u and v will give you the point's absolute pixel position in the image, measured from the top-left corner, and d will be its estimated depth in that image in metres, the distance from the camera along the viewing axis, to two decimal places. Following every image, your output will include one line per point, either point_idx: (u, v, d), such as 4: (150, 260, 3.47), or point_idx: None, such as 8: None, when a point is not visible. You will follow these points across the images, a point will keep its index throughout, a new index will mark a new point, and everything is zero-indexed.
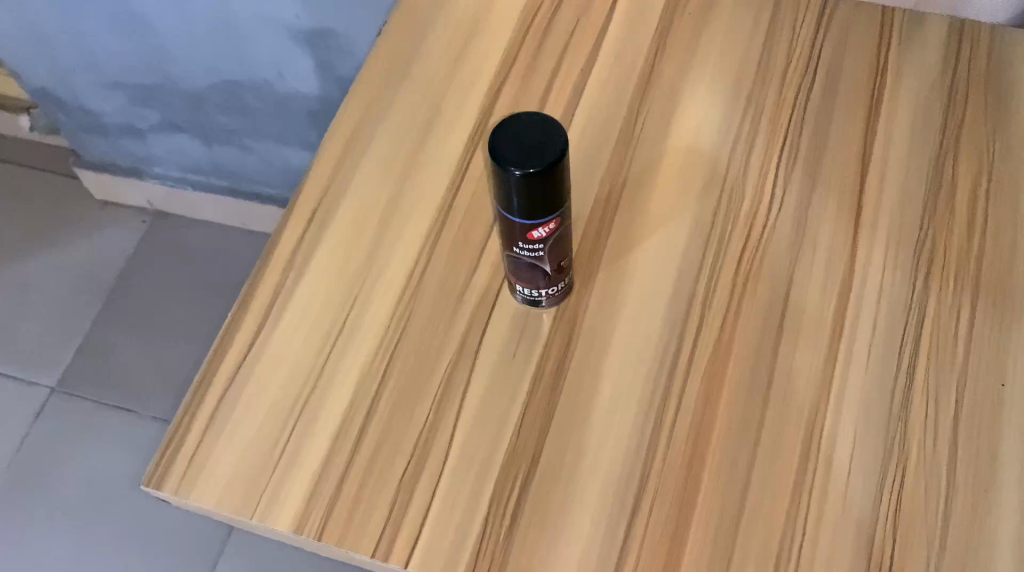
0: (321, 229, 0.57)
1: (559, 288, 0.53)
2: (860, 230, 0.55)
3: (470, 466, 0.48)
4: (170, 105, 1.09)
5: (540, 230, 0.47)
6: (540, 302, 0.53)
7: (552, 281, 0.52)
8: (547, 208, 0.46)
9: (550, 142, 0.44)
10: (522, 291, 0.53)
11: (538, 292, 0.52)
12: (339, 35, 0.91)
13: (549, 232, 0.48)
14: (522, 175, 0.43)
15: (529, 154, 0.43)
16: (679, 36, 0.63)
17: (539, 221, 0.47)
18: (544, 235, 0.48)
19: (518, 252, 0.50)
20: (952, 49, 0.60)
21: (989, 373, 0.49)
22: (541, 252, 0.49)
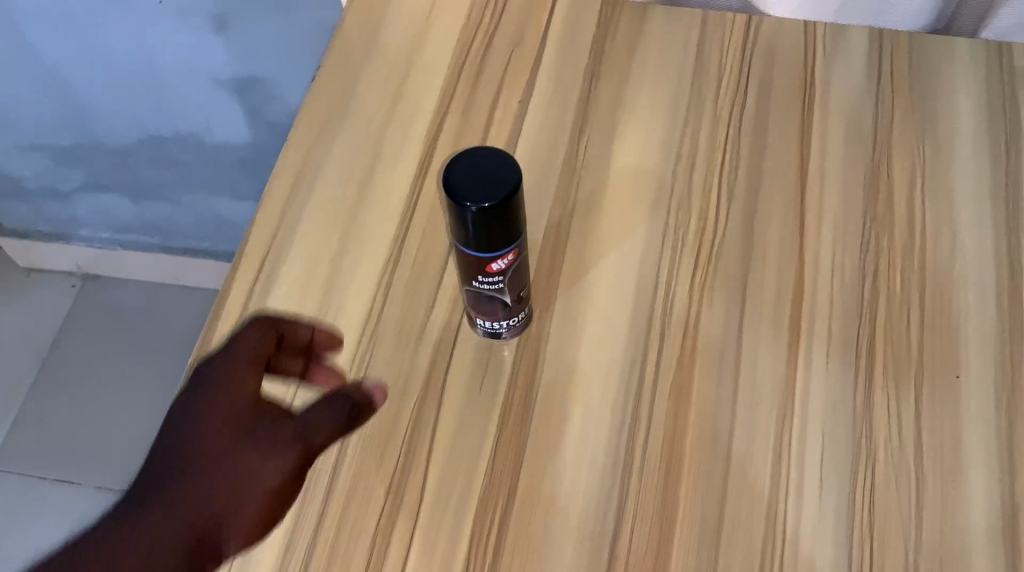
0: (281, 289, 0.57)
1: (519, 319, 0.54)
2: (807, 229, 0.56)
3: (447, 504, 0.49)
4: (93, 163, 1.10)
5: (499, 262, 0.47)
6: (501, 331, 0.54)
7: (515, 307, 0.52)
8: (504, 239, 0.45)
9: (504, 175, 0.44)
10: (482, 324, 0.54)
11: (498, 324, 0.53)
12: (267, 82, 0.94)
13: (507, 263, 0.48)
14: (480, 209, 0.43)
15: (484, 187, 0.43)
16: (612, 61, 0.65)
17: (498, 253, 0.46)
18: (504, 267, 0.48)
19: (477, 286, 0.50)
20: (874, 57, 0.63)
21: (943, 367, 0.51)
22: (500, 284, 0.49)
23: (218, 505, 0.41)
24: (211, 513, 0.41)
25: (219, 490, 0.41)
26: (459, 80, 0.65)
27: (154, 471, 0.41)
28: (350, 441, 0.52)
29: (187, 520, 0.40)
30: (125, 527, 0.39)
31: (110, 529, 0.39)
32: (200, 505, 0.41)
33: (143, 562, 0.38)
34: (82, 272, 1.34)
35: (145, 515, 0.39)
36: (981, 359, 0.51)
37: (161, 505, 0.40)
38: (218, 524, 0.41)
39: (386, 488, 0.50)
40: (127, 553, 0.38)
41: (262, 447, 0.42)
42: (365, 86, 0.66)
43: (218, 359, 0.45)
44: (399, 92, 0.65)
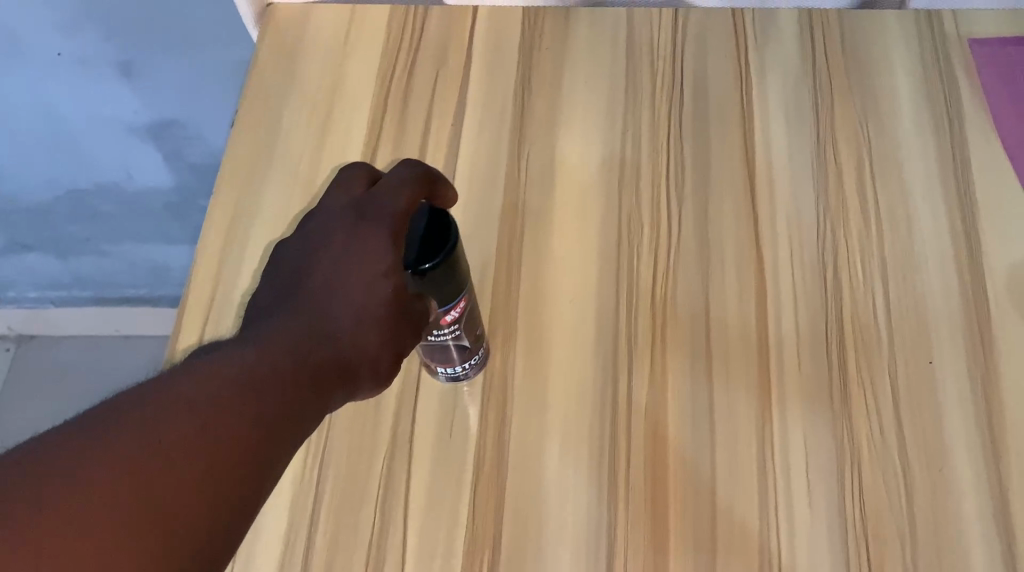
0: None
1: (477, 358, 0.52)
2: (761, 225, 0.55)
3: (431, 563, 0.47)
4: (11, 226, 1.05)
5: (451, 313, 0.44)
6: (462, 373, 0.52)
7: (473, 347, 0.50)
8: (452, 293, 0.43)
9: (437, 231, 0.41)
10: (443, 371, 0.51)
11: (458, 368, 0.51)
12: (184, 123, 0.90)
13: (459, 311, 0.45)
14: (431, 268, 0.40)
15: (419, 248, 0.40)
16: (542, 72, 0.63)
17: (450, 305, 0.44)
18: (457, 316, 0.45)
19: (432, 339, 0.47)
20: (806, 40, 0.62)
21: (916, 352, 0.50)
22: (455, 332, 0.47)
23: (297, 370, 0.36)
24: (261, 412, 0.34)
25: (266, 369, 0.35)
26: (387, 108, 0.62)
27: (223, 370, 0.34)
28: (321, 508, 0.49)
29: (264, 376, 0.35)
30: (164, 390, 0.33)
31: (159, 393, 0.33)
32: (223, 399, 0.33)
33: (191, 464, 0.31)
34: (17, 333, 1.27)
35: (178, 382, 0.33)
36: (952, 339, 0.50)
37: (184, 372, 0.34)
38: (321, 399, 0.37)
39: (365, 553, 0.48)
40: (176, 408, 0.32)
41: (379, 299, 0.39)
42: (289, 126, 0.62)
43: (310, 281, 0.40)
44: (326, 128, 0.62)
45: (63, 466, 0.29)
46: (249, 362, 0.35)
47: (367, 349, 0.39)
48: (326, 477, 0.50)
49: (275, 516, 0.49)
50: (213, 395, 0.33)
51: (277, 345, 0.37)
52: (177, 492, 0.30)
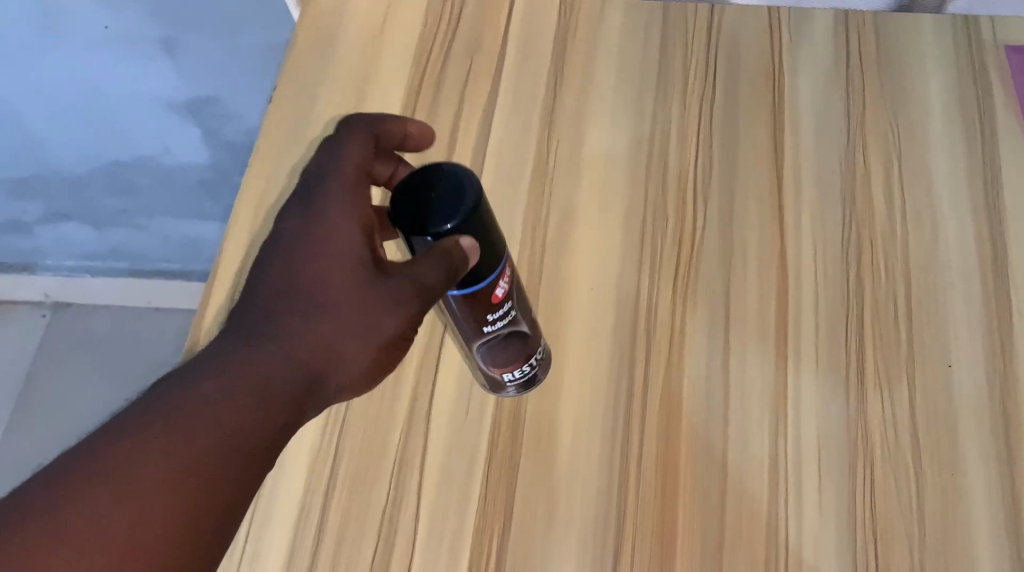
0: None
1: (540, 355, 0.51)
2: (785, 224, 0.55)
3: (441, 539, 0.48)
4: (52, 195, 1.07)
5: (501, 285, 0.43)
6: (533, 376, 0.52)
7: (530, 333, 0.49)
8: (485, 263, 0.41)
9: (459, 190, 0.38)
10: (511, 379, 0.51)
11: (524, 369, 0.50)
12: (222, 102, 0.92)
13: (507, 283, 0.44)
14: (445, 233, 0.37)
15: (439, 210, 0.38)
16: (574, 63, 0.63)
17: (494, 275, 0.42)
18: (507, 287, 0.44)
19: (491, 332, 0.46)
20: (841, 41, 0.61)
21: (934, 357, 0.50)
22: (510, 313, 0.46)
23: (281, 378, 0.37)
24: (266, 403, 0.37)
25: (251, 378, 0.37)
26: (418, 93, 0.63)
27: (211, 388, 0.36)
28: (337, 479, 0.51)
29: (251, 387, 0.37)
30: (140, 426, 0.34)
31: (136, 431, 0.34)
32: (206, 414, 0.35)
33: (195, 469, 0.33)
34: (53, 300, 1.30)
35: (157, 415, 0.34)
36: (972, 346, 0.50)
37: (163, 405, 0.35)
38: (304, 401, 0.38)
39: (377, 526, 0.49)
40: (162, 441, 0.33)
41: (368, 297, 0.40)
42: (322, 106, 0.63)
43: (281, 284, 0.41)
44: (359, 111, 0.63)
45: (54, 503, 0.31)
46: (245, 373, 0.37)
47: (352, 347, 0.40)
48: (342, 451, 0.52)
49: (292, 485, 0.51)
50: (194, 412, 0.35)
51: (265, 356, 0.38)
52: (183, 502, 0.33)
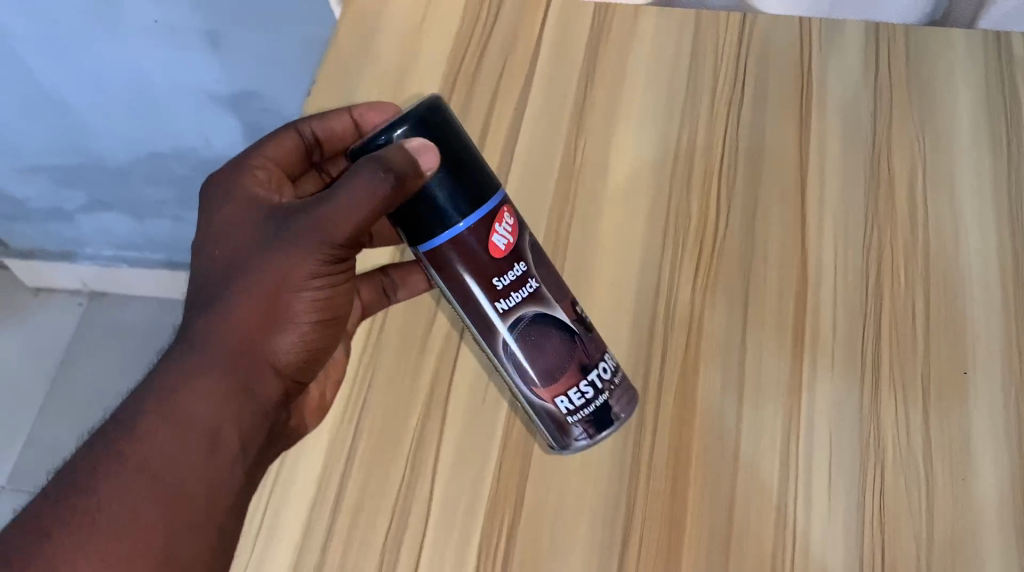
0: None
1: (610, 380, 0.47)
2: (808, 228, 0.56)
3: (455, 516, 0.50)
4: (94, 183, 1.11)
5: (500, 227, 0.42)
6: (609, 408, 0.47)
7: (580, 333, 0.46)
8: (467, 200, 0.40)
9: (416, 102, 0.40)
10: (573, 408, 0.46)
11: (585, 391, 0.46)
12: (263, 95, 0.94)
13: (510, 232, 0.43)
14: (404, 136, 0.39)
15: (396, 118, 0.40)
16: (606, 64, 0.65)
17: (484, 211, 0.41)
18: (507, 232, 0.42)
19: (510, 310, 0.44)
20: (870, 52, 0.62)
21: (950, 362, 0.51)
22: (526, 276, 0.44)
23: (208, 371, 0.42)
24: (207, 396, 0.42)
25: (187, 385, 0.41)
26: (453, 88, 0.65)
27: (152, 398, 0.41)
28: (356, 454, 0.52)
29: (189, 389, 0.41)
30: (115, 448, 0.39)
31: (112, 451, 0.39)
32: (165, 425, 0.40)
33: (175, 480, 0.39)
34: (90, 289, 1.33)
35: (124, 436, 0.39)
36: (988, 353, 0.51)
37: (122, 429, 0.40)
38: (245, 374, 0.43)
39: (392, 503, 0.50)
40: (131, 461, 0.39)
41: (274, 252, 0.43)
42: (359, 98, 0.65)
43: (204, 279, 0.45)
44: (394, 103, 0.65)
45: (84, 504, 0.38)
46: (171, 380, 0.41)
47: (276, 305, 0.44)
48: (363, 428, 0.53)
49: (312, 458, 0.52)
50: (150, 421, 0.40)
51: (193, 355, 0.42)
52: (173, 511, 0.39)
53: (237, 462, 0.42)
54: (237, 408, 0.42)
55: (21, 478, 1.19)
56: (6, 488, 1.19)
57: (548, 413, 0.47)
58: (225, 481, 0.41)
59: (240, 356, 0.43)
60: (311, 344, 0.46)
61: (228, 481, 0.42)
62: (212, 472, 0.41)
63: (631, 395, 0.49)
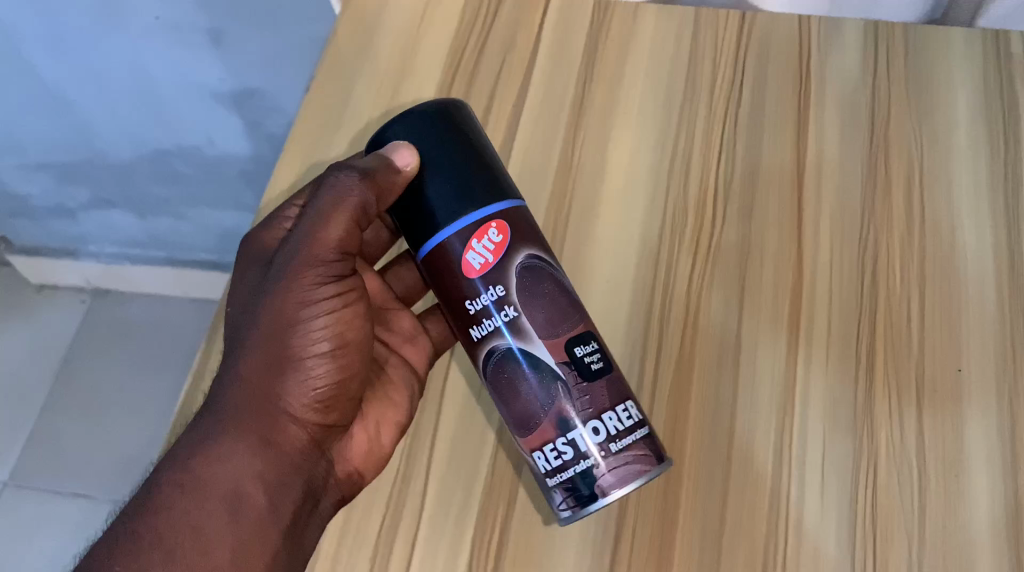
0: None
1: (594, 444, 0.43)
2: (804, 226, 0.56)
3: (448, 511, 0.50)
4: (98, 181, 1.11)
5: (478, 245, 0.42)
6: (591, 476, 0.43)
7: (565, 380, 0.43)
8: (461, 200, 0.42)
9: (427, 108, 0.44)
10: (550, 467, 0.44)
11: (556, 449, 0.44)
12: (264, 93, 0.95)
13: (494, 248, 0.43)
14: (398, 133, 0.44)
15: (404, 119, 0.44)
16: (605, 61, 0.65)
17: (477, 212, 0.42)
18: (488, 248, 0.43)
19: (481, 339, 0.44)
20: (869, 50, 0.62)
21: (945, 360, 0.51)
22: (500, 305, 0.43)
23: (226, 429, 0.44)
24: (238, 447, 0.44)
25: (207, 446, 0.43)
26: (452, 85, 0.65)
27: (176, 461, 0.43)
28: None
29: (206, 453, 0.43)
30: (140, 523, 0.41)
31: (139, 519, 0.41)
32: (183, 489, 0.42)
33: (198, 546, 0.41)
34: (93, 287, 1.33)
35: (146, 509, 0.42)
36: (983, 352, 0.51)
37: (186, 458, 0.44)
38: (266, 423, 0.45)
39: (386, 498, 0.51)
40: (158, 526, 0.41)
41: (280, 287, 0.46)
42: (359, 95, 0.66)
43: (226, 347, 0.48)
44: (393, 100, 0.65)
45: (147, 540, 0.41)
46: (194, 442, 0.43)
47: (289, 343, 0.46)
48: None
49: None
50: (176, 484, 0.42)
51: (214, 417, 0.44)
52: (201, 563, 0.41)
53: (269, 521, 0.44)
54: (267, 454, 0.44)
55: (24, 475, 1.19)
56: (8, 482, 1.19)
57: (538, 472, 0.45)
58: (258, 535, 0.43)
59: (259, 405, 0.45)
60: (334, 384, 0.48)
61: (258, 540, 0.43)
62: (241, 533, 0.42)
63: (645, 468, 0.44)
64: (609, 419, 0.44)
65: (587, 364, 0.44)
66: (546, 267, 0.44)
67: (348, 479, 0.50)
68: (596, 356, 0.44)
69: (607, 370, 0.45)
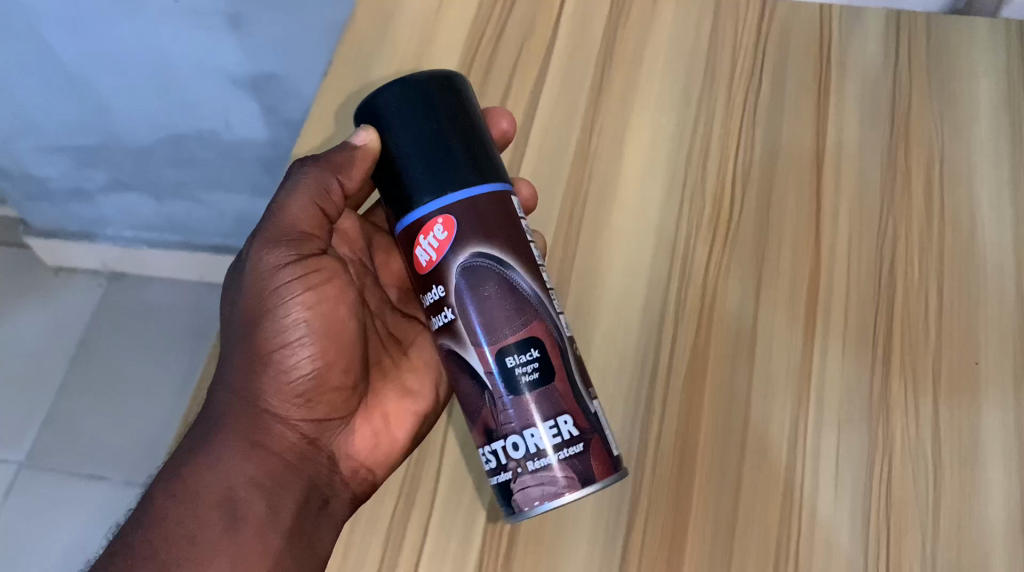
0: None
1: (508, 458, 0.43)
2: (822, 217, 0.56)
3: (461, 496, 0.50)
4: (116, 164, 1.12)
5: (425, 243, 0.43)
6: (509, 489, 0.43)
7: (491, 390, 0.43)
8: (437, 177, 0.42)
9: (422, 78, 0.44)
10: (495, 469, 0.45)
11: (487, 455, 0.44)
12: (282, 78, 0.95)
13: (437, 246, 0.43)
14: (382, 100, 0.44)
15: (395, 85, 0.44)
16: (624, 48, 0.64)
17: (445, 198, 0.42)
18: (433, 246, 0.43)
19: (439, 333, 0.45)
20: (890, 41, 0.62)
21: (962, 354, 0.50)
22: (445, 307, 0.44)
23: (221, 432, 0.48)
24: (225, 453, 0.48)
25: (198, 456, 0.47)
26: (470, 71, 0.65)
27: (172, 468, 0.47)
28: None
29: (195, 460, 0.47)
30: (141, 532, 0.45)
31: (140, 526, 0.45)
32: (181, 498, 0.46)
33: (194, 556, 0.44)
34: (110, 270, 1.34)
35: (146, 520, 0.45)
36: (1000, 346, 0.50)
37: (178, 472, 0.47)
38: (252, 425, 0.49)
39: (399, 483, 0.52)
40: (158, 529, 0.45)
41: (247, 284, 0.50)
42: (377, 80, 0.66)
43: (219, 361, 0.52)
44: None
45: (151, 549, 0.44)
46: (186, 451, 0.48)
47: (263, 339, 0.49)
48: None
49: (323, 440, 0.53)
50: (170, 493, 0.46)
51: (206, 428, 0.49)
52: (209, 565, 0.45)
53: (267, 526, 0.47)
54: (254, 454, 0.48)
55: (41, 457, 1.20)
56: (25, 463, 1.20)
57: None
58: (253, 540, 0.46)
59: (243, 407, 0.49)
60: (316, 376, 0.51)
61: (255, 542, 0.46)
62: (237, 541, 0.46)
63: (552, 493, 0.42)
64: (545, 433, 0.42)
65: (517, 375, 0.43)
66: (491, 269, 0.43)
67: (354, 474, 0.53)
68: (530, 367, 0.43)
69: (545, 381, 0.43)
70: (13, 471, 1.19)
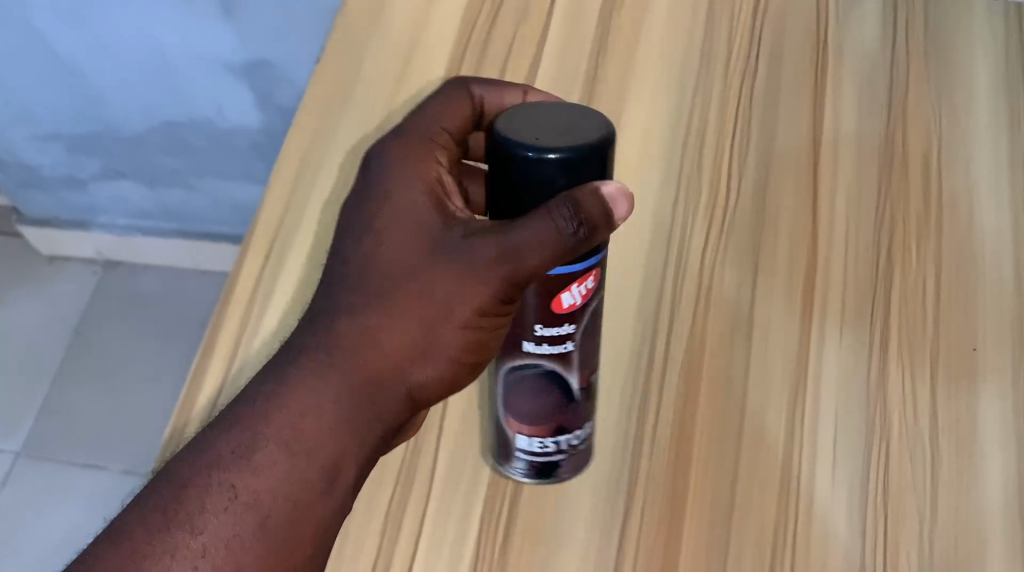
0: (271, 314, 0.57)
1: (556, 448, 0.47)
2: (820, 203, 0.55)
3: (457, 487, 0.50)
4: (108, 151, 1.11)
5: (579, 287, 0.41)
6: (550, 465, 0.48)
7: (576, 403, 0.46)
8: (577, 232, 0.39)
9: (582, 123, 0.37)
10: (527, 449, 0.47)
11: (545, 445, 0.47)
12: (275, 65, 0.93)
13: (584, 293, 0.41)
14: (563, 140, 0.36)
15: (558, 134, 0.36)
16: (619, 33, 0.64)
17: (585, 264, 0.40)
18: (582, 294, 0.41)
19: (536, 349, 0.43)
20: (888, 26, 0.61)
21: (960, 341, 0.50)
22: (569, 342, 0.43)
23: (321, 400, 0.40)
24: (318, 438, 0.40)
25: (292, 405, 0.40)
26: (463, 58, 0.64)
27: (246, 434, 0.40)
28: None
29: (337, 406, 0.40)
30: (133, 516, 0.39)
31: (180, 488, 0.39)
32: (257, 472, 0.39)
33: (223, 558, 0.38)
34: (104, 258, 1.34)
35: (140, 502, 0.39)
36: (997, 334, 0.50)
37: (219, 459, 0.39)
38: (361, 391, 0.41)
39: (395, 473, 0.51)
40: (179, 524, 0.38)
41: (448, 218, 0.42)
42: (369, 67, 0.65)
43: (332, 297, 0.42)
44: (402, 74, 0.64)
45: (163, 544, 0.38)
46: (250, 418, 0.40)
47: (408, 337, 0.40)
48: None
49: None
50: (245, 465, 0.39)
51: (294, 378, 0.41)
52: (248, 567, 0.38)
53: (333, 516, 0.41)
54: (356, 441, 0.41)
55: (36, 447, 1.19)
56: (20, 452, 1.19)
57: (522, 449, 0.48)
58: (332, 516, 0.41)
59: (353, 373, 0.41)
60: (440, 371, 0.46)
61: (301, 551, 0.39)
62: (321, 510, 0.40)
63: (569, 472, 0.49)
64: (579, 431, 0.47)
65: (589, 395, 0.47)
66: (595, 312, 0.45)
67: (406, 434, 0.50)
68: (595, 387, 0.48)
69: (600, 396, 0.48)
70: (8, 460, 1.19)
